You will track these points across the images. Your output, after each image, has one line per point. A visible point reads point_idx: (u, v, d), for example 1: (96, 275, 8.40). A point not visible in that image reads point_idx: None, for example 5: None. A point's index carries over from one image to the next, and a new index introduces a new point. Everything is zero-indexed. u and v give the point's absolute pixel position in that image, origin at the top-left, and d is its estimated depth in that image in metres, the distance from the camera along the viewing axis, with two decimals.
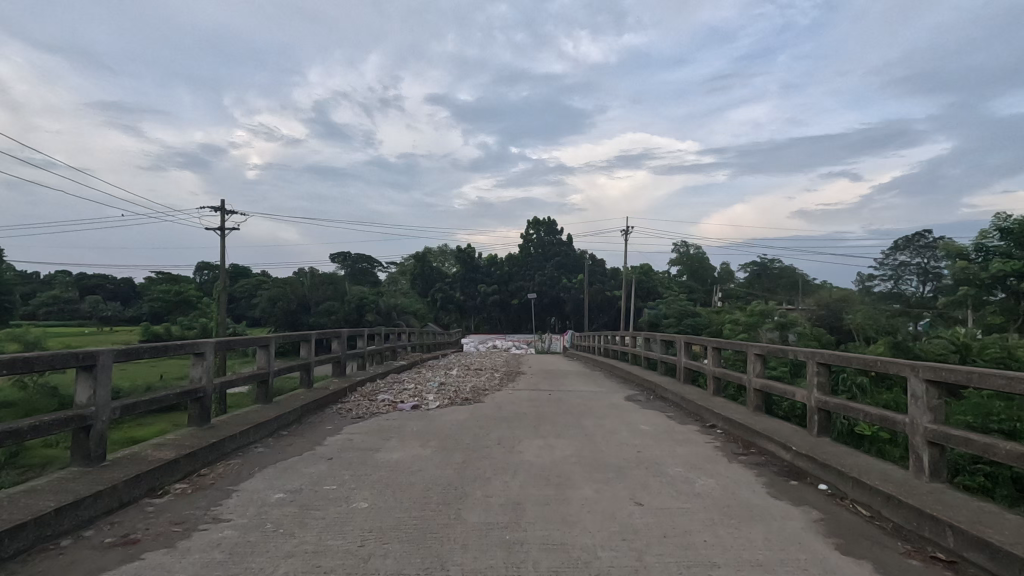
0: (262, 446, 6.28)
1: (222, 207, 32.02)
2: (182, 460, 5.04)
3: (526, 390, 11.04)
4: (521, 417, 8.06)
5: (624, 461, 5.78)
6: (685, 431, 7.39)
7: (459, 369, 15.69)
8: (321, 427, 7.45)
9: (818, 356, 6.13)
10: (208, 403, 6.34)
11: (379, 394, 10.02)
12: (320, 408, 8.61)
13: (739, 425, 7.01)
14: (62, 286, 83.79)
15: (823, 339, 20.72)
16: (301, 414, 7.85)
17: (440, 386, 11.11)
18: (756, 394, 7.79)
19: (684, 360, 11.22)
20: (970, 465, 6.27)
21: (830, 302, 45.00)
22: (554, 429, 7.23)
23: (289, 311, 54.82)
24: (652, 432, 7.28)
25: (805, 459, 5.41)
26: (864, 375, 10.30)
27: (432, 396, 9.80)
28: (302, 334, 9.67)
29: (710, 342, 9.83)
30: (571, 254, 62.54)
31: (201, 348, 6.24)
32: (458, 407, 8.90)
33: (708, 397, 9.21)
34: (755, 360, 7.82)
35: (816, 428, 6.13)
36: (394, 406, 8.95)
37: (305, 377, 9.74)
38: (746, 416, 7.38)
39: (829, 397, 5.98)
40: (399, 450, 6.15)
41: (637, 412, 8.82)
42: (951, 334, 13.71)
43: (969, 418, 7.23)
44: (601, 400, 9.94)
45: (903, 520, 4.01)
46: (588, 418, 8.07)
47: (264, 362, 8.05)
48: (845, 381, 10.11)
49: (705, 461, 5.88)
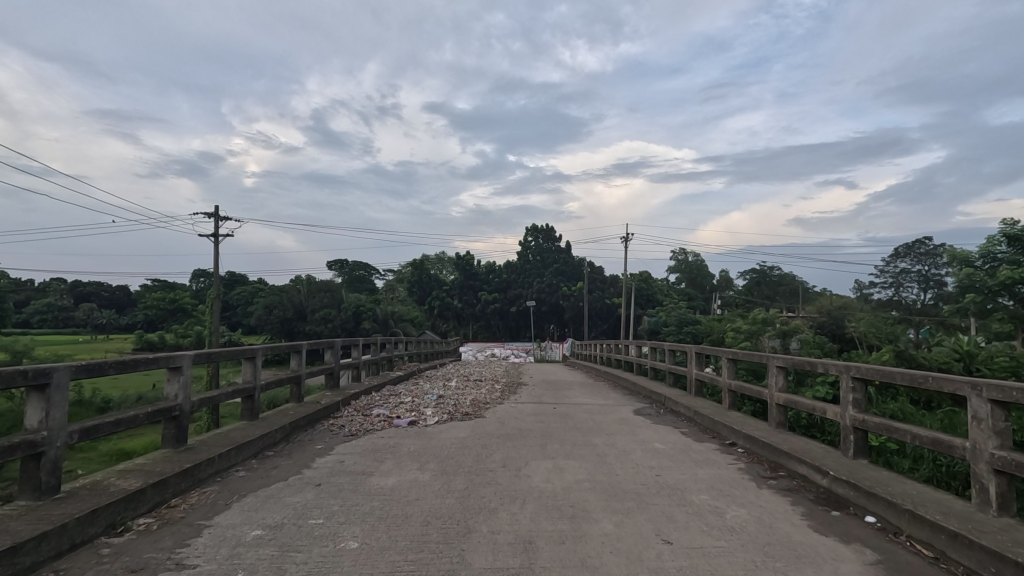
0: (243, 470, 5.72)
1: (216, 213, 31.45)
2: (149, 490, 4.48)
3: (530, 404, 10.49)
4: (526, 434, 7.52)
5: (643, 487, 5.24)
6: (703, 451, 6.84)
7: (458, 379, 15.19)
8: (309, 446, 6.89)
9: (854, 370, 5.60)
10: (185, 423, 5.77)
11: (374, 409, 9.43)
12: (310, 424, 8.05)
13: (763, 445, 6.47)
14: (57, 293, 82.97)
15: (826, 346, 20.21)
16: (289, 431, 7.31)
17: (438, 399, 10.55)
18: (778, 409, 7.25)
19: (694, 371, 10.69)
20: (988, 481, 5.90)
21: (831, 310, 44.58)
22: (562, 449, 6.68)
23: (286, 319, 54.25)
24: (667, 451, 6.74)
25: (846, 486, 4.87)
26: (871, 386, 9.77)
27: (430, 410, 9.22)
28: (293, 345, 9.11)
29: (725, 353, 9.28)
30: (569, 261, 61.96)
31: (177, 361, 5.69)
32: (458, 423, 8.33)
33: (723, 412, 8.67)
34: (777, 374, 7.26)
35: (851, 450, 5.60)
36: (390, 422, 8.38)
37: (295, 392, 9.16)
38: (768, 433, 6.83)
39: (866, 415, 5.46)
40: (394, 475, 5.58)
41: (649, 428, 8.25)
42: (954, 342, 13.27)
43: None
44: (610, 415, 9.38)
45: (976, 565, 3.48)
46: (597, 436, 7.52)
47: (250, 376, 7.47)
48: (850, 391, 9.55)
49: (732, 487, 5.33)
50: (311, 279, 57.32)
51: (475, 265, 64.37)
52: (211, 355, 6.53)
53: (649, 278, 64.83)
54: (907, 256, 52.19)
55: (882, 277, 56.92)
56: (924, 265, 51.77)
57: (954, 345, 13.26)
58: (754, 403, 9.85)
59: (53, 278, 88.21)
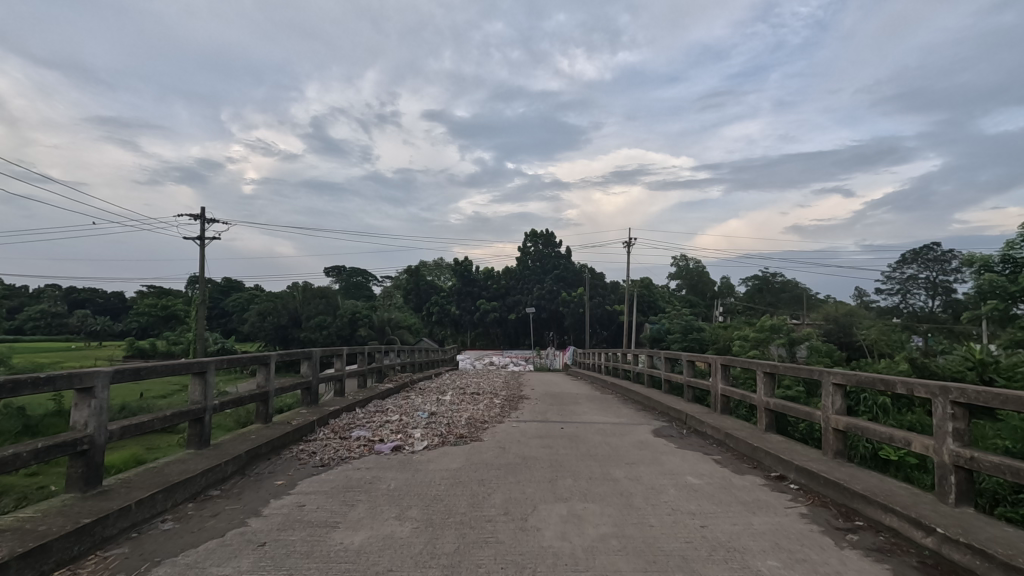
0: (171, 521, 4.44)
1: (201, 216, 30.01)
2: (14, 565, 3.21)
3: (534, 423, 9.20)
4: (533, 465, 6.25)
5: (689, 546, 4.02)
6: (748, 487, 5.60)
7: (453, 392, 13.91)
8: (267, 482, 5.62)
9: (956, 393, 4.38)
10: (98, 460, 4.52)
11: (353, 431, 8.12)
12: (275, 451, 6.78)
13: (825, 483, 5.24)
14: (51, 299, 81.23)
15: (837, 355, 19.07)
16: (245, 462, 6.01)
17: (430, 417, 9.29)
18: (834, 435, 6.00)
19: (719, 385, 9.46)
20: (1014, 496, 5.16)
21: (839, 317, 43.37)
22: (577, 487, 5.43)
23: (280, 326, 52.79)
24: (705, 489, 5.52)
25: (964, 552, 3.66)
26: (883, 394, 9.97)
27: (419, 432, 7.94)
28: (260, 356, 7.80)
29: (759, 366, 7.97)
30: (570, 267, 60.61)
31: (88, 381, 4.47)
32: (451, 449, 7.05)
33: (762, 436, 7.39)
34: (834, 393, 6.02)
35: (952, 496, 4.37)
36: (370, 448, 7.08)
37: (262, 412, 7.90)
38: (830, 466, 5.58)
39: (972, 450, 4.27)
40: (365, 528, 4.30)
41: (675, 456, 7.00)
42: (966, 348, 11.98)
43: (1005, 441, 6.25)
44: (625, 438, 8.12)
45: None
46: (616, 467, 6.27)
47: (199, 395, 6.18)
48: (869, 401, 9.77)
49: (803, 544, 4.10)
50: (307, 286, 56.04)
51: (473, 271, 62.77)
52: (139, 369, 5.25)
53: (649, 284, 63.37)
54: (915, 262, 51.04)
55: (890, 283, 55.76)
56: (932, 271, 50.86)
57: (965, 352, 12.02)
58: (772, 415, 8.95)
59: (47, 285, 86.95)
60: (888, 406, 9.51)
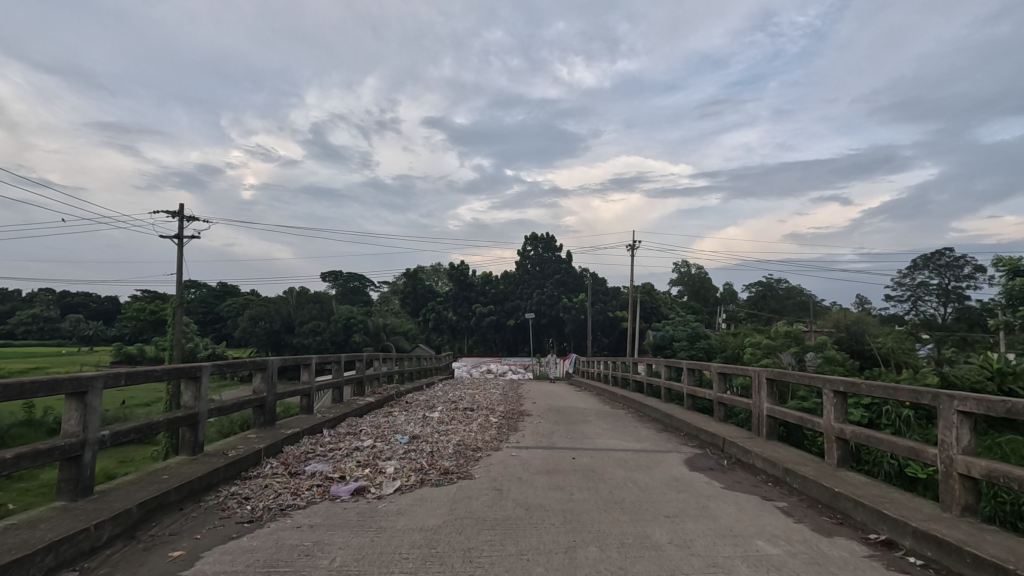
0: None
1: (181, 212, 28.11)
2: None
3: (538, 451, 7.46)
4: (540, 522, 4.52)
5: None
6: (850, 564, 3.88)
7: (444, 407, 12.11)
8: (157, 554, 3.90)
9: None
10: None
11: (309, 464, 6.37)
12: (193, 498, 5.04)
13: (980, 567, 3.53)
14: (44, 303, 78.96)
15: (854, 363, 17.45)
16: (136, 520, 4.26)
17: (412, 442, 7.60)
18: (961, 484, 4.31)
19: (765, 405, 7.75)
20: None
21: (850, 325, 41.47)
22: (605, 568, 3.68)
23: (273, 331, 51.29)
24: (790, 567, 3.80)
25: None
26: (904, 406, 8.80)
27: (391, 467, 6.18)
28: (186, 369, 6.05)
29: (826, 384, 6.28)
30: (571, 272, 58.80)
31: None
32: (431, 493, 5.32)
33: (834, 475, 5.68)
34: (960, 426, 4.34)
35: None
36: (323, 491, 5.36)
37: (190, 440, 6.16)
38: (968, 533, 3.90)
39: None
40: None
41: (726, 502, 5.32)
42: (982, 356, 10.38)
43: None
44: (654, 472, 6.43)
45: None
46: (654, 525, 4.55)
47: (76, 424, 4.46)
48: (888, 414, 8.55)
49: None
50: (302, 289, 54.32)
51: (471, 275, 61.03)
52: None
53: (651, 289, 61.43)
54: (927, 267, 49.40)
55: (900, 289, 54.03)
56: (945, 277, 49.21)
57: (981, 360, 10.35)
58: (788, 430, 8.87)
59: (41, 288, 84.85)
60: (912, 420, 8.33)
